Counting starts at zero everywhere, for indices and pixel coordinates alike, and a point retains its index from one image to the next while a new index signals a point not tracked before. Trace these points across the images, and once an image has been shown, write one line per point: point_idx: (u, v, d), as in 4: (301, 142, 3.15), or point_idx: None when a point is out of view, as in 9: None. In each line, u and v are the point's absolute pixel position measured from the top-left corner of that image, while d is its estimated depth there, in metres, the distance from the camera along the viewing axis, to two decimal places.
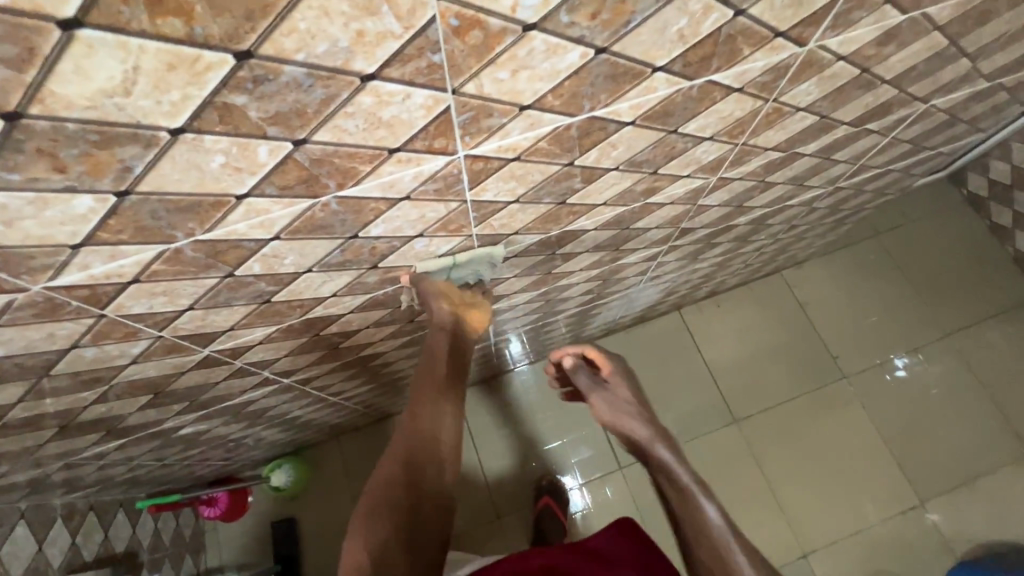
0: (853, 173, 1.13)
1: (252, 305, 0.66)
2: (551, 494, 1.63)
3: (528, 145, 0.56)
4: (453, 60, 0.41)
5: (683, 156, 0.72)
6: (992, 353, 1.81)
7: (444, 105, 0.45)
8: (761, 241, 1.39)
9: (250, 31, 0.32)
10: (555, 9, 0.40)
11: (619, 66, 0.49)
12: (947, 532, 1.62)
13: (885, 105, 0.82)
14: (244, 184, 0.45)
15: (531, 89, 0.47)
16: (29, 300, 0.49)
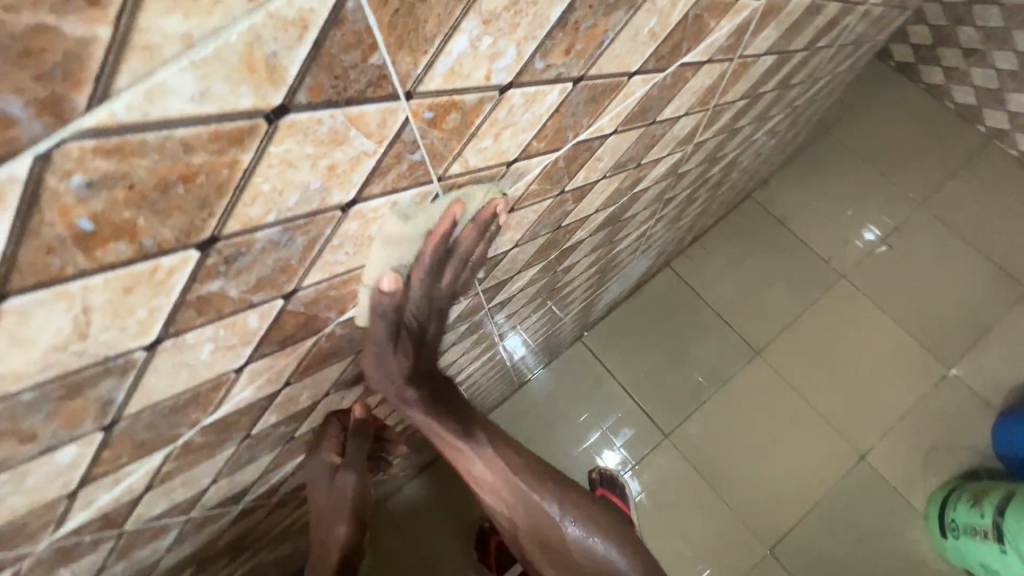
0: (808, 89, 1.11)
1: (276, 449, 0.60)
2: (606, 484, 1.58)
3: (519, 195, 0.50)
4: (434, 151, 0.35)
5: (662, 140, 0.68)
6: (964, 208, 1.86)
7: (432, 195, 0.39)
8: (734, 178, 1.37)
9: (208, 219, 0.26)
10: (530, 61, 0.34)
11: (597, 87, 0.44)
12: (979, 389, 1.67)
13: (833, 20, 0.79)
14: (241, 356, 0.38)
15: (515, 144, 0.42)
16: (38, 560, 0.41)
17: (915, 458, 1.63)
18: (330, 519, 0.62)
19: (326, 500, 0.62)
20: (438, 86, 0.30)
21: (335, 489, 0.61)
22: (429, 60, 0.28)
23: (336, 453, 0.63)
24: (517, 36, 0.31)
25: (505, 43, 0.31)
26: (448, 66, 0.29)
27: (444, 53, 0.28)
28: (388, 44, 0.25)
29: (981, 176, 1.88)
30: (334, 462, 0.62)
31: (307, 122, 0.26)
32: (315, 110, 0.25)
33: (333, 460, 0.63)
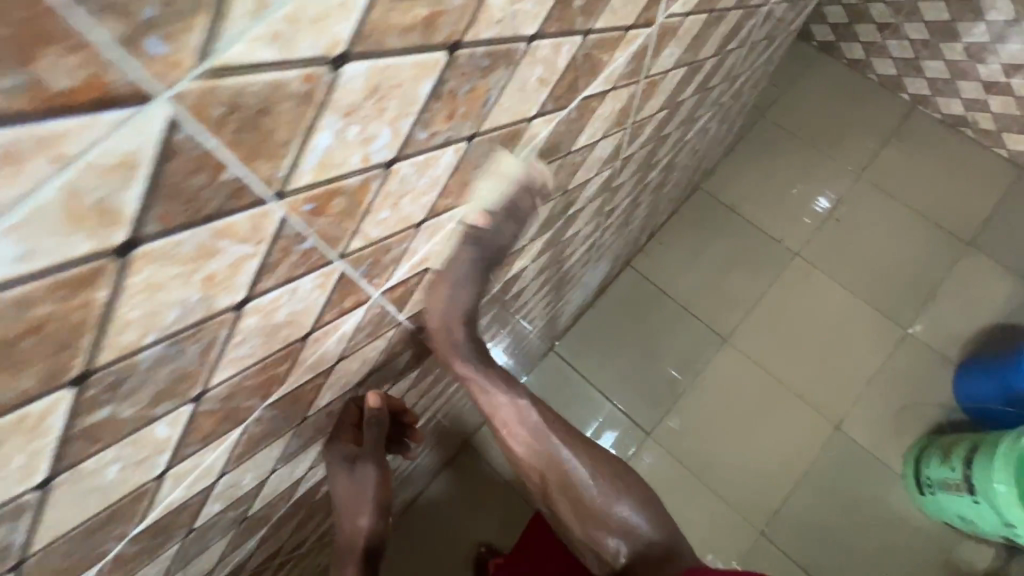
0: (731, 86, 1.14)
1: (231, 531, 0.58)
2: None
3: (439, 249, 0.50)
4: (327, 235, 0.35)
5: (585, 165, 0.69)
6: (900, 174, 1.94)
7: (337, 272, 0.39)
8: (676, 175, 1.39)
9: (72, 358, 0.25)
10: (408, 135, 0.34)
11: (495, 138, 0.44)
12: (936, 345, 1.74)
13: (737, 25, 0.82)
14: (158, 465, 0.37)
15: (418, 207, 0.42)
16: None
17: (886, 421, 1.68)
18: (352, 509, 0.65)
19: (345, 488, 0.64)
20: (310, 180, 0.30)
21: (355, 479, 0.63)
22: (292, 161, 0.28)
23: (354, 442, 0.62)
24: (387, 117, 0.31)
25: (376, 126, 0.31)
26: (316, 161, 0.29)
27: (308, 151, 0.28)
28: (240, 160, 0.25)
29: (910, 142, 1.97)
30: (352, 451, 0.62)
31: (165, 247, 0.25)
32: (170, 235, 0.25)
33: (351, 449, 0.63)
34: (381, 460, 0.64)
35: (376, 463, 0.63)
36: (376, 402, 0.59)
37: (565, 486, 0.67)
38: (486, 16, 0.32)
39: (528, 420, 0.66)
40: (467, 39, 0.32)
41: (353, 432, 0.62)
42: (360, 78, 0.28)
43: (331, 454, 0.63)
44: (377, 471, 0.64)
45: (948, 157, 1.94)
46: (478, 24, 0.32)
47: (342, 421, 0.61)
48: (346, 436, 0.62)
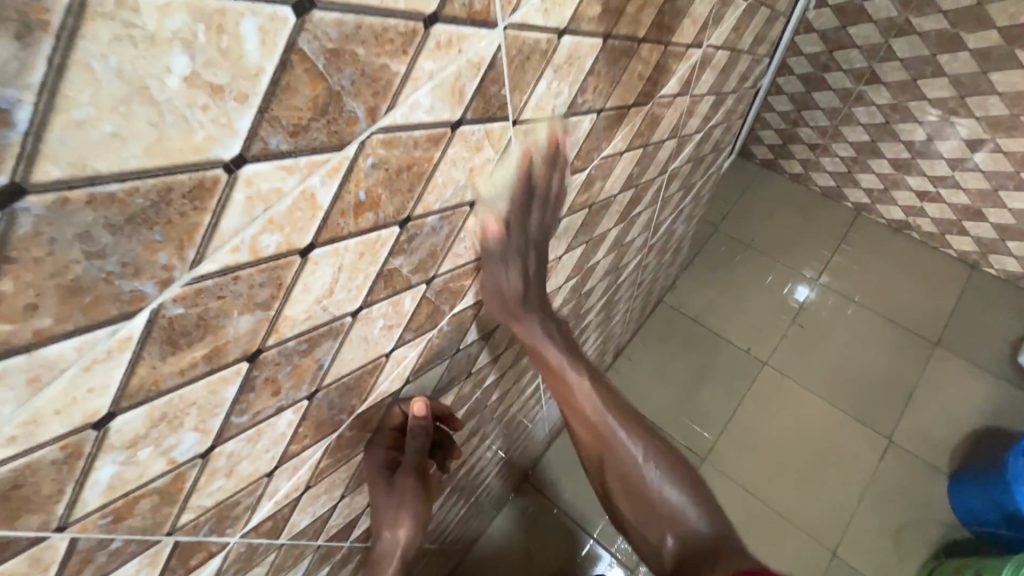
0: (656, 230, 1.20)
1: None
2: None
3: (308, 477, 0.51)
4: (140, 528, 0.36)
5: (486, 349, 0.72)
6: (855, 277, 1.99)
7: (169, 546, 0.39)
8: (623, 305, 1.42)
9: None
10: (224, 425, 0.36)
11: (347, 381, 0.47)
12: (923, 454, 1.68)
13: (632, 200, 0.89)
14: None
15: (263, 463, 0.43)
16: None
17: (885, 543, 1.57)
18: (387, 521, 0.61)
19: (385, 500, 0.60)
20: (99, 503, 0.31)
21: (396, 493, 0.59)
22: (69, 499, 0.30)
23: (395, 449, 0.60)
24: (191, 425, 0.34)
25: (176, 438, 0.33)
26: (101, 489, 0.31)
27: (88, 486, 0.30)
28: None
29: (860, 245, 2.05)
30: (395, 460, 0.60)
31: None
32: None
33: (393, 456, 0.60)
34: (423, 471, 0.61)
35: (416, 475, 0.60)
36: (423, 411, 0.58)
37: (626, 472, 0.66)
38: (286, 323, 0.36)
39: (593, 405, 0.65)
40: (270, 343, 0.36)
41: (393, 439, 0.59)
42: (137, 420, 0.30)
43: (374, 462, 0.59)
44: (418, 478, 0.60)
45: (900, 259, 2.01)
46: (279, 330, 0.36)
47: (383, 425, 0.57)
48: (386, 443, 0.58)
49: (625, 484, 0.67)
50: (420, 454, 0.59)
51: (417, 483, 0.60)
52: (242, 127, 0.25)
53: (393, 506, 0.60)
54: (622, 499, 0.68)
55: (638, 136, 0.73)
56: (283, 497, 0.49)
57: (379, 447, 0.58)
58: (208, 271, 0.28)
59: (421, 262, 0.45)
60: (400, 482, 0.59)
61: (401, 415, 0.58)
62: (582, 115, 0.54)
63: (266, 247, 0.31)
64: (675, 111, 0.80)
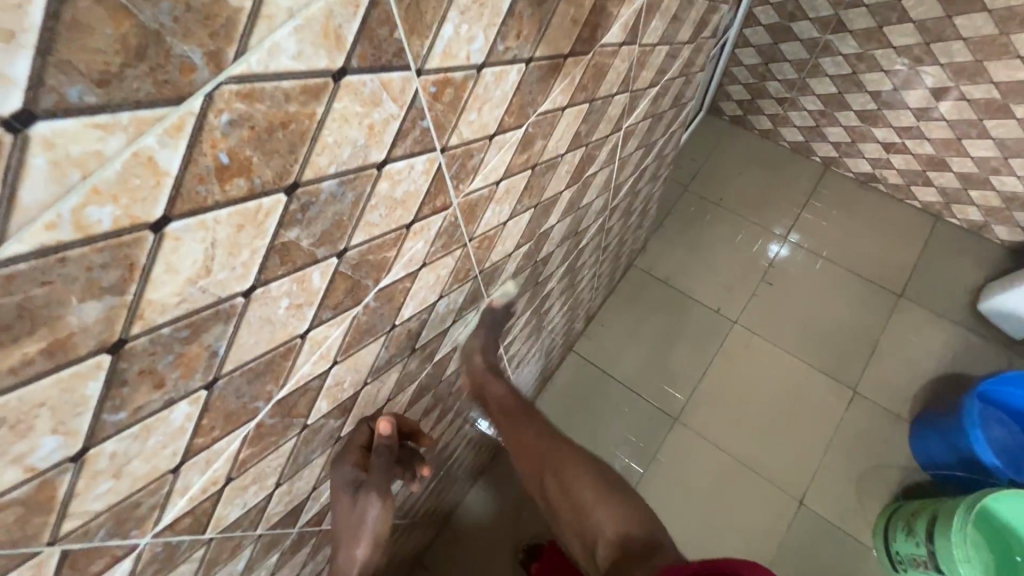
0: (617, 192, 1.17)
1: None
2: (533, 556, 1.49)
3: (230, 468, 0.48)
4: (8, 541, 0.32)
5: (430, 323, 0.69)
6: (823, 232, 1.99)
7: (57, 556, 0.36)
8: (589, 271, 1.39)
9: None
10: (95, 424, 0.33)
11: (256, 367, 0.43)
12: (886, 403, 1.72)
13: (584, 159, 0.85)
14: None
15: (163, 459, 0.40)
16: None
17: (849, 489, 1.62)
18: (347, 540, 0.65)
19: (344, 517, 0.64)
20: None
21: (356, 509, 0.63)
22: None
23: (363, 469, 0.65)
24: (45, 427, 0.30)
25: (28, 443, 0.30)
26: None
27: None
28: None
29: (829, 200, 2.04)
30: (358, 478, 0.64)
31: None
32: None
33: (359, 476, 0.64)
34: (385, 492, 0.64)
35: (378, 496, 0.64)
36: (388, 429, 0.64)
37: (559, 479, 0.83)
38: (152, 308, 0.32)
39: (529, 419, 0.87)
40: (135, 332, 0.31)
41: (361, 457, 0.65)
42: None
43: (347, 483, 0.64)
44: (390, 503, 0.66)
45: (868, 213, 2.01)
46: (145, 316, 0.32)
47: (351, 441, 0.65)
48: (352, 462, 0.64)
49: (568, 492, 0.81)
50: (384, 471, 0.64)
51: (378, 503, 0.64)
52: (20, 73, 0.21)
53: (353, 526, 0.64)
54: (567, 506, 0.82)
55: (581, 89, 0.69)
56: (200, 493, 0.46)
57: (346, 464, 0.64)
58: (18, 254, 0.24)
59: (325, 234, 0.41)
60: (365, 502, 0.64)
61: (366, 434, 0.66)
62: (506, 65, 0.50)
63: (98, 223, 0.26)
64: (623, 62, 0.76)
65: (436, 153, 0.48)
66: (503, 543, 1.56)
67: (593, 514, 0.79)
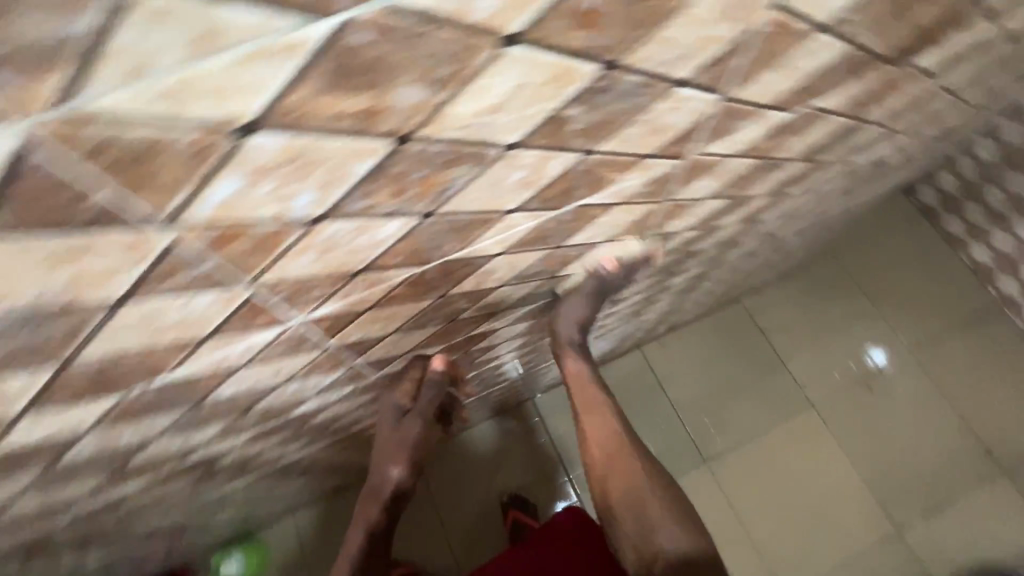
0: (789, 224, 1.08)
1: (105, 472, 0.59)
2: (516, 506, 1.56)
3: (380, 297, 0.50)
4: (228, 266, 0.35)
5: (581, 259, 0.67)
6: (954, 368, 1.78)
7: (242, 297, 0.39)
8: (708, 286, 1.32)
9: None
10: (339, 202, 0.34)
11: (459, 220, 0.43)
12: (925, 562, 1.58)
13: (798, 175, 0.77)
14: (12, 408, 0.38)
15: (352, 261, 0.41)
16: None
17: None
18: (388, 455, 0.80)
19: (390, 434, 0.80)
20: (208, 218, 0.30)
21: (400, 429, 0.79)
22: (182, 201, 0.28)
23: (409, 397, 0.79)
24: (313, 182, 0.31)
25: (296, 189, 0.31)
26: (214, 204, 0.29)
27: (204, 196, 0.28)
28: (119, 188, 0.25)
29: (980, 340, 1.80)
30: (407, 405, 0.79)
31: (19, 243, 0.25)
32: (28, 234, 0.25)
33: (406, 402, 0.80)
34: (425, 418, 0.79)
35: (419, 421, 0.79)
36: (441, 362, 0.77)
37: (626, 469, 0.77)
38: (445, 121, 0.31)
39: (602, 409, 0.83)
40: (420, 135, 0.31)
41: (411, 387, 0.79)
42: (273, 149, 0.27)
43: (389, 404, 0.80)
44: (419, 429, 0.80)
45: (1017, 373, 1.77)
46: (436, 125, 0.31)
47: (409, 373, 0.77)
48: (403, 390, 0.79)
49: (632, 497, 0.74)
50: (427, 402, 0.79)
51: (418, 431, 0.79)
52: None
53: (394, 445, 0.80)
54: (627, 511, 0.74)
55: (857, 103, 0.61)
56: (349, 305, 0.48)
57: (396, 392, 0.79)
58: (413, 8, 0.23)
59: (592, 127, 0.39)
60: (409, 422, 0.79)
61: (422, 369, 0.78)
62: (835, 40, 0.44)
63: (478, 12, 0.25)
64: (911, 93, 0.66)
65: (718, 99, 0.44)
66: (494, 479, 1.64)
67: (659, 517, 0.71)
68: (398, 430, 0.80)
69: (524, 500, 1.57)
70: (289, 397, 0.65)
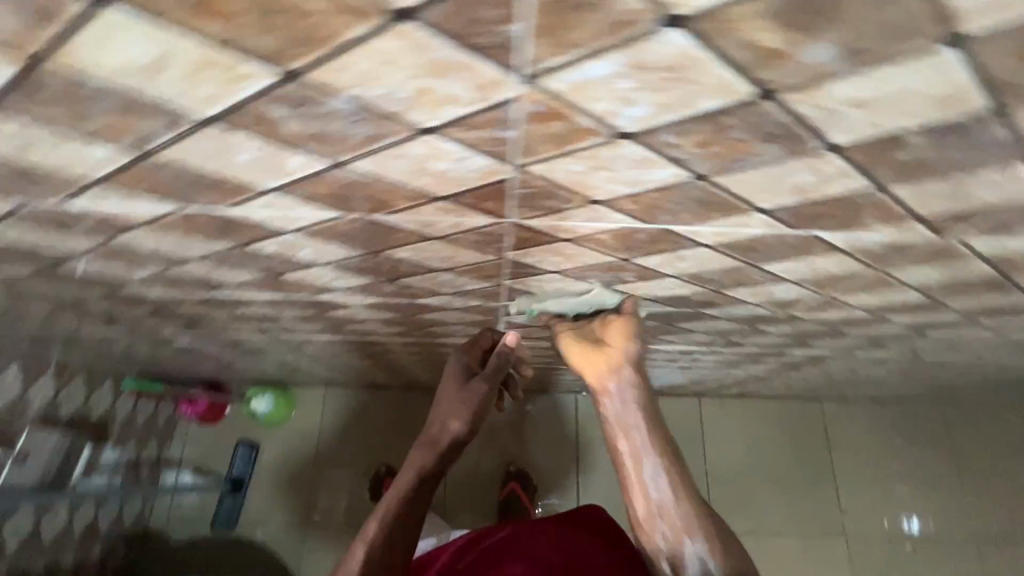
0: (943, 352, 0.98)
1: (262, 274, 0.64)
2: (518, 480, 1.59)
3: (585, 234, 0.50)
4: (523, 142, 0.35)
5: (754, 288, 0.64)
6: None
7: (501, 176, 0.40)
8: (811, 372, 1.24)
9: (286, 55, 0.28)
10: (658, 128, 0.33)
11: (715, 196, 0.42)
12: None
13: (1008, 308, 0.70)
14: (270, 181, 0.41)
15: (604, 188, 0.41)
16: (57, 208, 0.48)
17: None
18: (453, 409, 0.82)
19: (457, 392, 0.83)
20: (558, 89, 0.30)
21: (468, 389, 0.83)
22: (560, 63, 0.28)
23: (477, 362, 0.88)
24: (661, 97, 0.31)
25: (645, 97, 0.30)
26: (577, 79, 0.29)
27: (578, 67, 0.28)
28: (536, 25, 0.26)
29: None
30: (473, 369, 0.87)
31: (425, 39, 0.27)
32: (437, 35, 0.26)
33: (473, 366, 0.87)
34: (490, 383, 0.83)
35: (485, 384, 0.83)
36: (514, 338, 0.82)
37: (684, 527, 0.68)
38: (817, 92, 0.30)
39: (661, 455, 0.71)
40: (785, 96, 0.30)
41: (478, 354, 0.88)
42: (672, 50, 0.27)
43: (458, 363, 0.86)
44: (485, 390, 0.84)
45: None
46: (806, 93, 0.30)
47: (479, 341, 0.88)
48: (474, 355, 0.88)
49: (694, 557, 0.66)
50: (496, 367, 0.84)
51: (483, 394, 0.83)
52: None
53: (459, 401, 0.83)
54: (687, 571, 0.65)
55: None
56: (558, 228, 0.49)
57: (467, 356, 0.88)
58: None
59: (914, 163, 0.36)
60: (476, 385, 0.83)
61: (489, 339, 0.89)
62: None
63: None
64: None
65: None
66: (510, 445, 1.67)
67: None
68: (466, 391, 0.83)
69: (528, 478, 1.60)
70: (432, 286, 0.67)
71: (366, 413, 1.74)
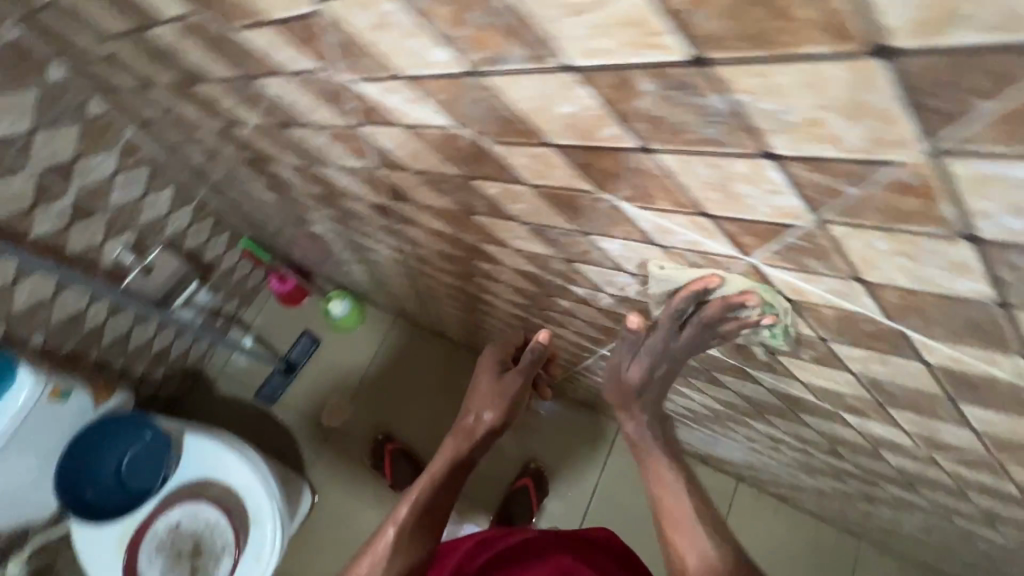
0: None
1: (455, 206, 0.66)
2: (533, 479, 1.60)
3: (812, 301, 0.48)
4: (853, 202, 0.34)
5: (925, 418, 0.60)
6: None
7: (792, 221, 0.39)
8: (884, 512, 1.16)
9: (714, 43, 0.28)
10: (1016, 247, 0.31)
11: (994, 326, 0.39)
12: None
13: None
14: (563, 137, 0.42)
15: (884, 273, 0.39)
16: (344, 85, 0.51)
17: None
18: (486, 400, 0.83)
19: (492, 386, 0.83)
20: (956, 174, 0.28)
21: (500, 382, 0.83)
22: (992, 153, 0.26)
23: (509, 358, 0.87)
24: None
25: None
26: (989, 173, 0.27)
27: (1005, 164, 0.26)
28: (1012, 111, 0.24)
29: None
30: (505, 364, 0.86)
31: (876, 82, 0.26)
32: (894, 83, 0.25)
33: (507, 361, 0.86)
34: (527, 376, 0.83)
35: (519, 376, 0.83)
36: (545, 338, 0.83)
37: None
38: None
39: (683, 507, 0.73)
40: None
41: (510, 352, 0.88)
42: None
43: (493, 356, 0.86)
44: (518, 384, 0.83)
45: None
46: None
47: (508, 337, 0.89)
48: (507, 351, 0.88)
49: None
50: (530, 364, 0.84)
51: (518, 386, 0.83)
52: None
53: (488, 391, 0.83)
54: None
55: None
56: (790, 285, 0.47)
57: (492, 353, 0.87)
58: None
59: None
60: (506, 378, 0.83)
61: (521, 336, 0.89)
62: None
63: None
64: None
65: None
66: (539, 442, 1.68)
67: None
68: (495, 384, 0.83)
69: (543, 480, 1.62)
70: (599, 280, 0.67)
71: (421, 353, 1.78)
